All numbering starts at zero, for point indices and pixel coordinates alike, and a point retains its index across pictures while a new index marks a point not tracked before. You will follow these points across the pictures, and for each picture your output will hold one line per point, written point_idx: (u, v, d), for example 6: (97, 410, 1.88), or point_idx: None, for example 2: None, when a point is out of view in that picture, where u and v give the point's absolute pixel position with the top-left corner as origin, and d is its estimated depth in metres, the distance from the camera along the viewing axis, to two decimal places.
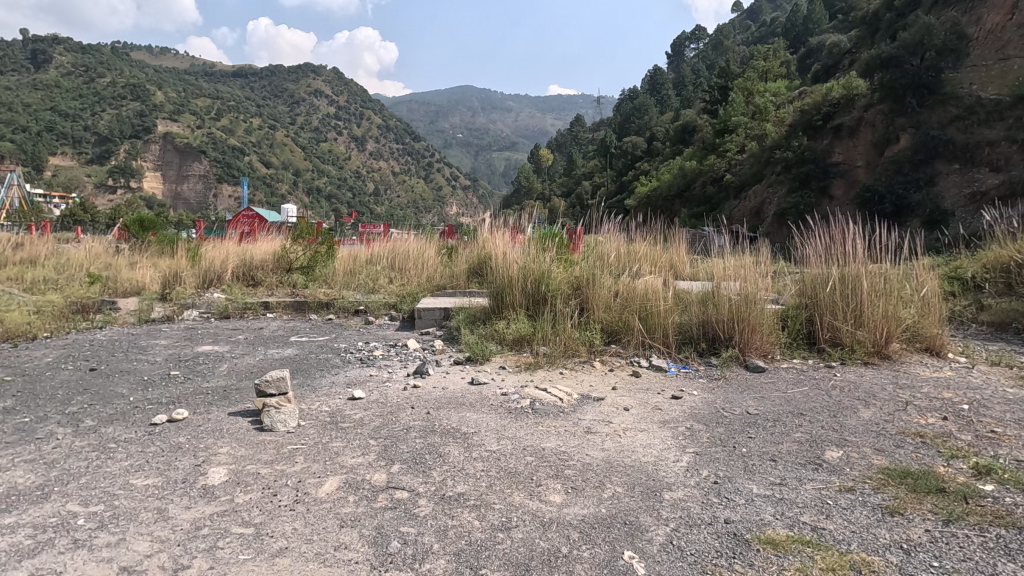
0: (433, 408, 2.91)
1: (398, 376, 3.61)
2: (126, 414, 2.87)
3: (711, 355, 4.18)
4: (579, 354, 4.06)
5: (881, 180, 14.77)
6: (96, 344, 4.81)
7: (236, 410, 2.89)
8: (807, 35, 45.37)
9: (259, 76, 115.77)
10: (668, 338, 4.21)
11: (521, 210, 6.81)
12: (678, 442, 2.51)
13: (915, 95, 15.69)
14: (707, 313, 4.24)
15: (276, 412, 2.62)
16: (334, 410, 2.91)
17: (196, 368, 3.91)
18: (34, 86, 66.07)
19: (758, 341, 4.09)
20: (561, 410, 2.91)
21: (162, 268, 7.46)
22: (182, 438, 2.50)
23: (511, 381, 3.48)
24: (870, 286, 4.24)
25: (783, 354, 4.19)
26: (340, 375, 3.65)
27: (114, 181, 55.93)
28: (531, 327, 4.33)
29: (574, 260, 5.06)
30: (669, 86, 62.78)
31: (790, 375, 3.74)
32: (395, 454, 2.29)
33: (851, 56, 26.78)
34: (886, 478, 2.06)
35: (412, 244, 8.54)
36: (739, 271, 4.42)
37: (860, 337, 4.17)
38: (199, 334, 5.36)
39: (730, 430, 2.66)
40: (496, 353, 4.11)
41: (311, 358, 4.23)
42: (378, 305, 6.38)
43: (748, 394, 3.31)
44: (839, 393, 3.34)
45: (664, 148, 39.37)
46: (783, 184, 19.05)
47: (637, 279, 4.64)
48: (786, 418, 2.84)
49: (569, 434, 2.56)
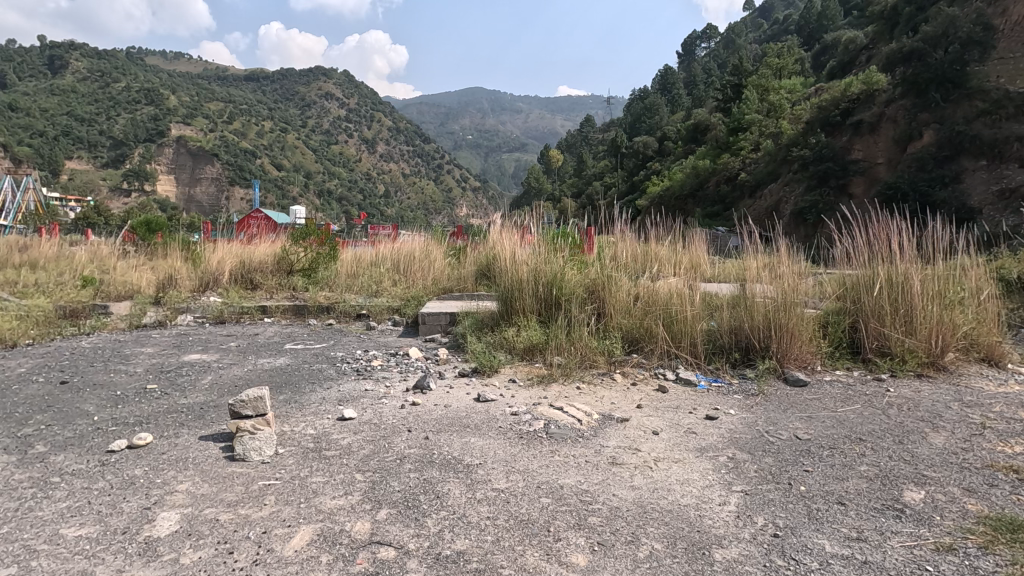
0: (432, 432, 2.53)
1: (396, 392, 3.22)
2: (85, 438, 2.51)
3: (744, 367, 3.75)
4: (597, 365, 3.66)
5: (903, 176, 14.19)
6: (77, 352, 4.47)
7: (210, 434, 2.52)
8: (821, 32, 44.57)
9: (272, 80, 117.25)
10: (696, 347, 3.79)
11: (529, 209, 6.40)
12: (722, 477, 2.10)
13: (939, 90, 15.14)
14: (739, 320, 3.82)
15: (250, 439, 2.27)
16: (321, 434, 2.54)
17: (176, 381, 3.55)
18: (52, 91, 67.46)
19: (798, 350, 3.68)
20: (580, 435, 2.52)
21: (160, 271, 7.21)
22: (138, 470, 2.14)
23: (522, 398, 3.07)
24: (922, 288, 3.81)
25: (824, 365, 3.76)
26: (332, 390, 3.28)
27: (129, 185, 56.70)
28: (544, 334, 3.94)
29: (588, 261, 4.69)
30: (681, 86, 62.11)
31: (838, 391, 3.30)
32: (384, 494, 1.91)
33: (868, 51, 26.14)
34: (992, 534, 1.65)
35: (418, 244, 8.25)
36: (771, 272, 4.01)
37: (912, 345, 3.73)
38: (189, 341, 5.03)
39: (781, 461, 2.26)
40: (505, 364, 3.72)
41: (303, 369, 3.87)
42: (380, 309, 6.02)
43: (793, 413, 2.90)
44: (899, 413, 2.90)
45: (676, 148, 38.83)
46: (801, 182, 18.55)
47: (659, 281, 4.25)
48: (843, 446, 2.43)
49: (591, 467, 2.17)
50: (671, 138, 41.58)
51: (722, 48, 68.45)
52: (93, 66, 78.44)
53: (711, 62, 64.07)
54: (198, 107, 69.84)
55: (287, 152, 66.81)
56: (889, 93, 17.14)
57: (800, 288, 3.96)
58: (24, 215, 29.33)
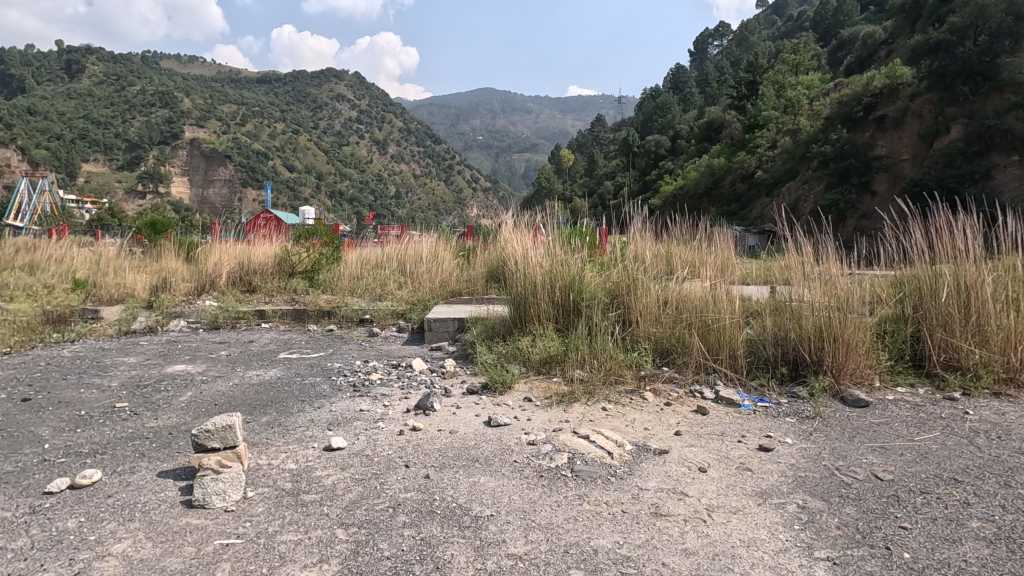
0: (434, 469, 2.11)
1: (395, 413, 2.80)
2: (21, 474, 2.11)
3: (793, 383, 3.27)
4: (624, 380, 3.23)
5: (930, 175, 13.62)
6: (53, 362, 4.12)
7: (170, 469, 2.12)
8: (838, 28, 43.75)
9: (284, 82, 118.25)
10: (736, 359, 3.33)
11: (541, 207, 6.01)
12: (799, 538, 1.66)
13: (967, 83, 14.39)
14: (785, 330, 3.36)
15: (212, 480, 1.87)
16: (301, 470, 2.12)
17: (151, 398, 3.15)
18: (69, 95, 68.67)
19: (856, 364, 3.19)
20: (611, 473, 2.09)
21: (155, 273, 6.88)
22: (71, 522, 1.74)
23: (539, 421, 2.65)
24: (994, 293, 3.32)
25: (883, 380, 3.28)
26: (324, 411, 2.88)
27: (144, 187, 57.16)
28: (562, 344, 3.52)
29: (608, 262, 4.25)
30: (694, 84, 61.45)
31: (908, 414, 2.82)
32: (368, 565, 1.51)
33: (888, 46, 25.51)
34: None
35: (426, 244, 7.87)
36: (818, 275, 3.53)
37: (986, 358, 3.23)
38: (177, 350, 4.64)
39: (866, 512, 1.81)
40: (519, 378, 3.31)
41: (295, 384, 3.47)
42: (384, 313, 5.63)
43: (863, 443, 2.44)
44: (992, 443, 2.43)
45: (690, 146, 38.17)
46: (821, 179, 17.98)
47: (691, 283, 3.79)
48: (938, 489, 1.98)
49: (632, 522, 1.74)
50: (684, 137, 41.07)
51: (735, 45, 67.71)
52: (109, 70, 79.33)
53: (723, 59, 63.26)
54: (211, 108, 70.19)
55: (299, 152, 66.94)
56: (914, 87, 16.52)
57: (854, 291, 3.47)
58: (43, 216, 29.63)
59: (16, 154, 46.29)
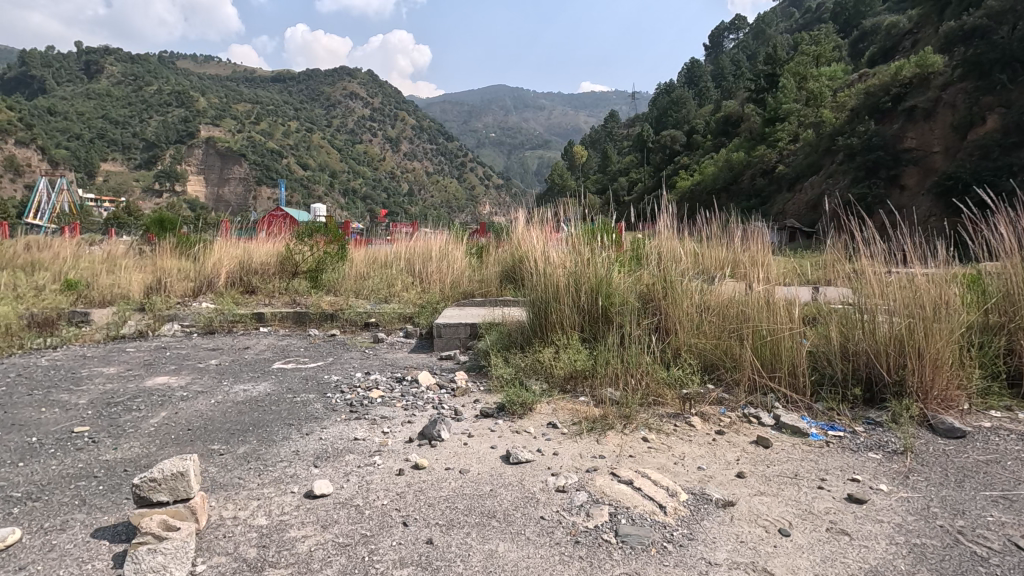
0: (440, 528, 1.66)
1: (395, 443, 2.36)
2: None
3: (868, 408, 2.77)
4: (664, 403, 2.76)
5: (965, 167, 12.88)
6: (25, 373, 3.74)
7: (108, 527, 1.69)
8: (859, 19, 42.52)
9: (298, 82, 118.70)
10: (798, 376, 2.82)
11: (558, 202, 5.52)
12: None
13: (1005, 71, 13.60)
14: (854, 342, 2.85)
15: (148, 552, 1.43)
16: (272, 528, 1.68)
17: (119, 422, 2.72)
18: (89, 96, 69.69)
19: (944, 384, 2.67)
20: (668, 538, 1.61)
21: (150, 273, 6.50)
22: None
23: (569, 457, 2.17)
24: None
25: (974, 403, 2.76)
26: (312, 439, 2.43)
27: (160, 185, 57.44)
28: (589, 357, 3.06)
29: (638, 261, 3.76)
30: (709, 78, 60.35)
31: (1018, 449, 2.31)
32: None
33: (913, 36, 24.60)
34: None
35: (436, 242, 7.43)
36: (893, 276, 2.98)
37: None
38: (164, 358, 4.24)
39: None
40: (541, 397, 2.83)
41: (285, 402, 3.03)
42: (391, 317, 5.20)
43: (980, 492, 1.93)
44: None
45: (706, 141, 37.30)
46: (846, 173, 17.22)
47: (738, 286, 3.28)
48: None
49: None
50: (701, 132, 40.20)
51: (751, 38, 66.28)
52: (127, 70, 79.84)
53: (741, 52, 61.93)
54: (226, 108, 70.50)
55: (312, 151, 66.93)
56: (946, 75, 15.74)
57: (936, 294, 2.91)
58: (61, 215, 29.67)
59: (36, 153, 46.79)
